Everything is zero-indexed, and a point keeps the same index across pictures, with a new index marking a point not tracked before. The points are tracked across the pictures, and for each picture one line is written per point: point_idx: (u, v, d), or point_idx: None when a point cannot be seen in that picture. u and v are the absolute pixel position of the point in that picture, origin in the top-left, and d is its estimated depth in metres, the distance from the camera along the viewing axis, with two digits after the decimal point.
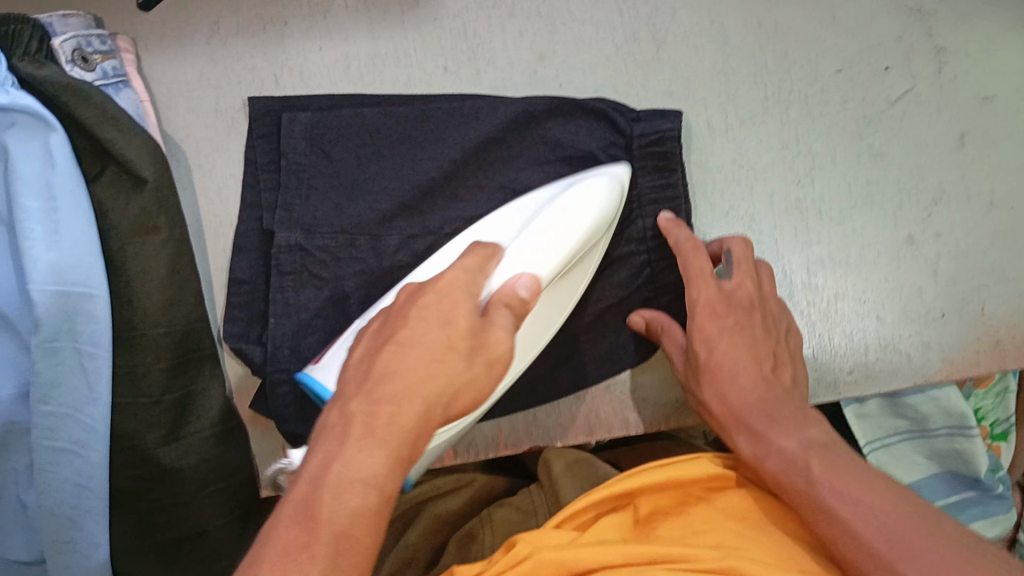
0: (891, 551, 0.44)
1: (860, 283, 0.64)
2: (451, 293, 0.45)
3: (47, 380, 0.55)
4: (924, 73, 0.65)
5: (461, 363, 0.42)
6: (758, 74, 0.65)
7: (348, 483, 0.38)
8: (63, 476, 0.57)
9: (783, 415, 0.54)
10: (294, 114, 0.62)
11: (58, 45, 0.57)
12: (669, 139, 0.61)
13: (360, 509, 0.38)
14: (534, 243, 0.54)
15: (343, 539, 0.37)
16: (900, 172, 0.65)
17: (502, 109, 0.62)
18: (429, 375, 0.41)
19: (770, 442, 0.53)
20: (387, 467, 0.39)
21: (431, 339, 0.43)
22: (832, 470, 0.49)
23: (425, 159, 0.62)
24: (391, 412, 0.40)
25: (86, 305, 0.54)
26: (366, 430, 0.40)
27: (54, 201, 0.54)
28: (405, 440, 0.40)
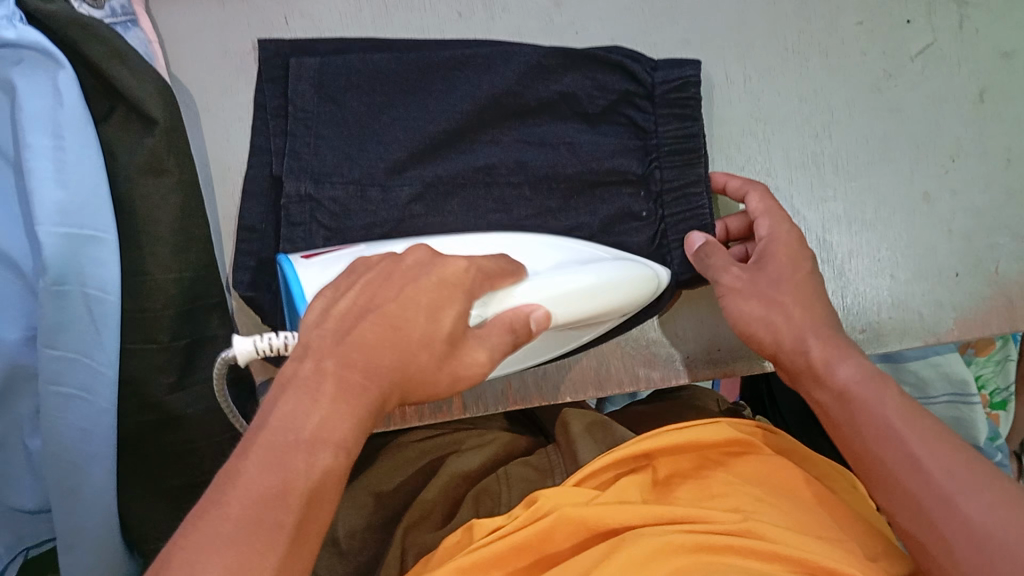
0: (949, 482, 0.45)
1: (875, 240, 0.64)
2: (447, 288, 0.45)
3: (54, 324, 0.53)
4: (944, 27, 0.64)
5: (429, 368, 0.43)
6: (778, 25, 0.64)
7: (320, 444, 0.38)
8: (69, 421, 0.55)
9: (842, 336, 0.54)
10: (302, 60, 0.60)
11: None
12: (693, 85, 0.60)
13: (331, 469, 0.39)
14: (569, 282, 0.53)
15: (314, 499, 0.38)
16: (918, 127, 0.64)
17: (515, 63, 0.61)
18: (404, 364, 0.42)
19: (848, 353, 0.52)
20: (353, 435, 0.40)
21: (413, 328, 0.43)
22: (904, 404, 0.49)
23: (438, 105, 0.61)
24: (361, 383, 0.41)
25: (94, 248, 0.53)
26: (341, 391, 0.40)
27: (63, 139, 0.53)
28: (365, 411, 0.41)
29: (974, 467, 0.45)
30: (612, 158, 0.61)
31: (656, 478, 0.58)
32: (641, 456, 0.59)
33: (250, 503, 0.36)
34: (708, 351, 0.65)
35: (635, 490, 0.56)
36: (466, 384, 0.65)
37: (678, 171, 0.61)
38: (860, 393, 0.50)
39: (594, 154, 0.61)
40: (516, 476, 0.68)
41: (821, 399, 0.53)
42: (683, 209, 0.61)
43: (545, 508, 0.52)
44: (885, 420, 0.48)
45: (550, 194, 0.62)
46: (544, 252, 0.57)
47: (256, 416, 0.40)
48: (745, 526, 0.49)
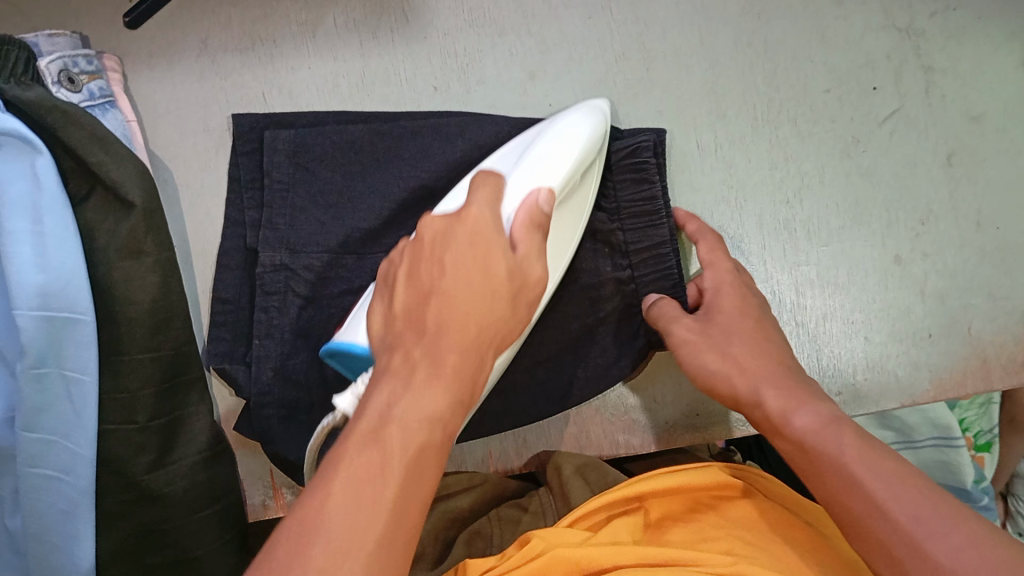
0: (918, 530, 0.44)
1: (850, 303, 0.65)
2: (478, 238, 0.47)
3: (33, 407, 0.54)
4: (913, 92, 0.66)
5: (503, 308, 0.46)
6: (747, 94, 0.66)
7: (416, 420, 0.39)
8: (49, 501, 0.55)
9: (793, 389, 0.54)
10: (277, 131, 0.61)
11: (45, 66, 0.57)
12: (643, 149, 0.61)
13: (426, 443, 0.39)
14: (533, 162, 0.54)
15: (412, 465, 0.38)
16: (889, 190, 0.66)
17: (482, 132, 0.62)
18: (483, 324, 0.45)
19: (801, 405, 0.53)
20: (449, 407, 0.41)
21: (477, 283, 0.45)
22: (868, 449, 0.48)
23: (409, 168, 0.62)
24: (457, 360, 0.43)
25: (73, 329, 0.54)
26: (432, 371, 0.41)
27: (42, 222, 0.53)
28: (465, 382, 0.43)
29: (919, 492, 0.45)
30: None
31: (648, 521, 0.58)
32: (634, 498, 0.59)
33: (346, 497, 0.36)
34: (688, 416, 0.66)
35: (626, 532, 0.56)
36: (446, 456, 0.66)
37: (641, 234, 0.61)
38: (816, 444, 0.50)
39: None
40: (508, 518, 0.68)
41: (785, 448, 0.52)
42: (653, 267, 0.61)
43: (539, 548, 0.52)
44: (840, 456, 0.48)
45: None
46: (508, 156, 0.57)
47: (355, 409, 0.41)
48: (737, 569, 0.49)
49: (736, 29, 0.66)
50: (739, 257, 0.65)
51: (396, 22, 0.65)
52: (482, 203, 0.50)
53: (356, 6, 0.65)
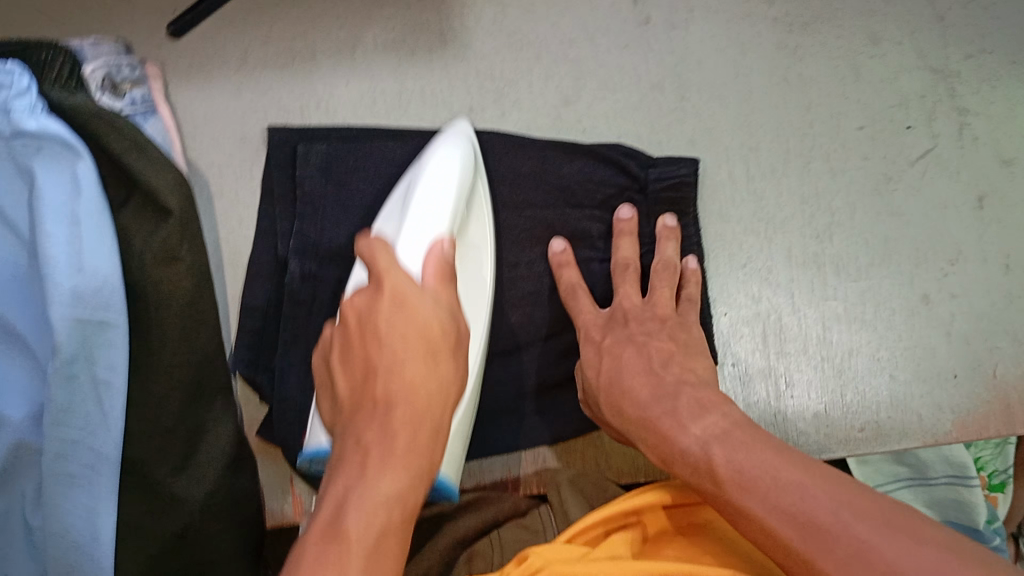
0: (805, 541, 0.41)
1: (875, 339, 0.64)
2: (407, 302, 0.46)
3: (61, 407, 0.54)
4: (945, 134, 0.67)
5: (444, 367, 0.46)
6: (780, 128, 0.66)
7: (374, 506, 0.40)
8: (69, 508, 0.55)
9: (680, 407, 0.51)
10: (310, 145, 0.63)
11: (89, 72, 0.59)
12: (685, 185, 0.64)
13: (386, 528, 0.40)
14: (417, 215, 0.54)
15: (373, 554, 0.39)
16: (918, 229, 0.66)
17: (523, 153, 0.64)
18: (423, 390, 0.44)
19: (672, 440, 0.50)
20: (408, 486, 0.42)
21: (410, 344, 0.45)
22: (735, 462, 0.46)
23: None
24: (408, 437, 0.43)
25: (105, 333, 0.54)
26: (386, 457, 0.42)
27: (79, 226, 0.54)
28: (423, 457, 0.43)
29: (831, 484, 0.42)
30: (583, 239, 0.64)
31: (646, 535, 0.53)
32: (632, 513, 0.53)
33: None
34: None
35: (625, 547, 0.51)
36: None
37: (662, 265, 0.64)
38: (720, 462, 0.46)
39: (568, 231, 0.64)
40: (510, 541, 0.58)
41: (684, 474, 0.48)
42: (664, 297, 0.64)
43: (537, 564, 0.48)
44: (745, 467, 0.45)
45: (545, 277, 0.64)
46: (396, 208, 0.57)
47: (316, 504, 0.42)
48: None
49: (770, 64, 0.67)
50: (768, 288, 0.65)
51: (436, 44, 0.66)
52: (392, 266, 0.48)
53: (395, 27, 0.66)
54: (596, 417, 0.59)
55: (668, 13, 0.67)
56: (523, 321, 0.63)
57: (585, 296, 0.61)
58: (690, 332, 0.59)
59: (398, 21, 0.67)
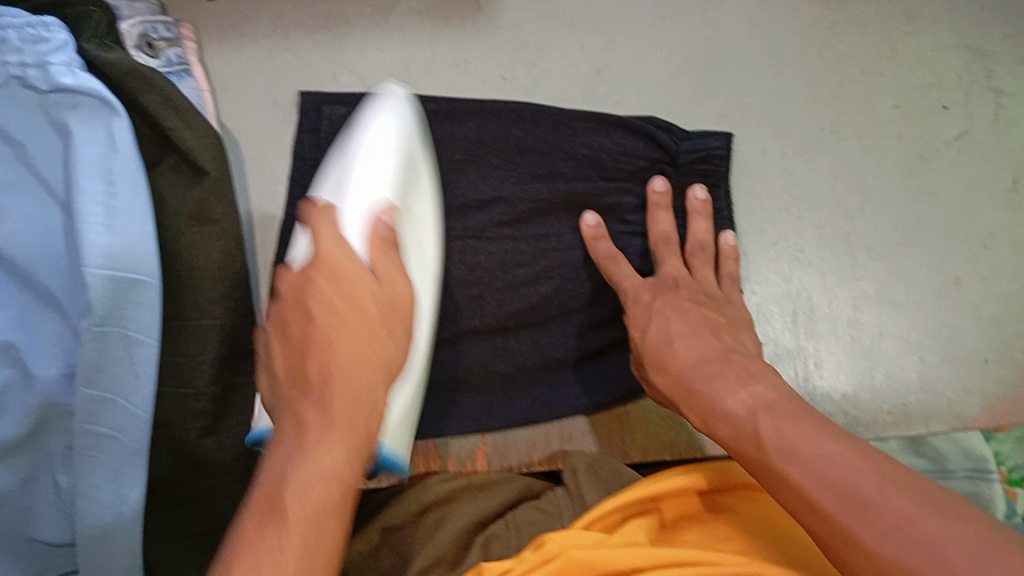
0: (846, 513, 0.39)
1: (905, 321, 0.64)
2: (342, 278, 0.42)
3: (92, 366, 0.54)
4: (981, 114, 0.66)
5: (381, 334, 0.42)
6: (814, 104, 0.66)
7: (315, 477, 0.38)
8: (103, 463, 0.55)
9: (722, 373, 0.51)
10: (333, 109, 0.62)
11: (126, 29, 0.59)
12: (716, 157, 0.63)
13: (325, 501, 0.37)
14: (363, 176, 0.53)
15: (311, 531, 0.37)
16: (951, 210, 0.65)
17: (553, 122, 0.63)
18: (364, 360, 0.41)
19: (718, 405, 0.49)
20: (348, 458, 0.39)
21: (349, 319, 0.41)
22: (779, 426, 0.45)
23: (470, 158, 0.63)
24: (347, 403, 0.40)
25: (136, 292, 0.54)
26: (330, 425, 0.39)
27: (114, 185, 0.54)
28: (363, 423, 0.40)
29: (868, 460, 0.41)
30: (615, 209, 0.64)
31: (663, 521, 0.53)
32: (650, 499, 0.53)
33: (243, 549, 0.36)
34: None
35: (643, 532, 0.50)
36: (490, 438, 0.64)
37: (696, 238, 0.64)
38: (765, 427, 0.45)
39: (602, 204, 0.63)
40: (522, 522, 0.57)
41: (727, 437, 0.48)
42: None
43: (557, 549, 0.47)
44: (790, 439, 0.43)
45: (573, 247, 0.63)
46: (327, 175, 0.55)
47: (252, 486, 0.39)
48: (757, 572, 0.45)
49: (805, 40, 0.66)
50: (797, 267, 0.64)
51: (469, 13, 0.66)
52: (333, 235, 0.44)
53: None
54: (643, 378, 0.58)
55: None
56: (551, 292, 0.63)
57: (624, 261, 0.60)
58: (734, 308, 0.59)
59: None
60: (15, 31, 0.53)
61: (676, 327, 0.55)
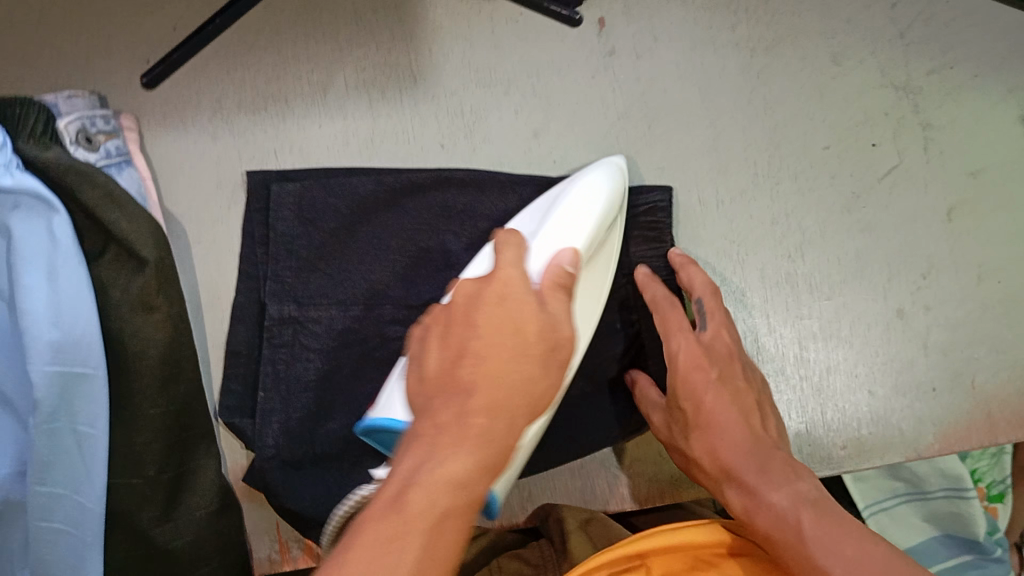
0: None
1: (853, 356, 0.65)
2: (502, 298, 0.44)
3: (43, 462, 0.54)
4: (912, 148, 0.68)
5: (538, 370, 0.42)
6: (749, 149, 0.67)
7: (441, 483, 0.37)
8: (58, 555, 0.55)
9: (772, 466, 0.53)
10: (283, 186, 0.63)
11: (63, 127, 0.59)
12: (660, 210, 0.65)
13: (452, 509, 0.37)
14: (564, 219, 0.56)
15: (434, 532, 0.36)
16: (889, 244, 0.66)
17: (489, 187, 0.65)
18: (511, 378, 0.41)
19: (761, 496, 0.52)
20: (477, 471, 0.38)
21: (510, 340, 0.42)
22: (825, 528, 0.48)
23: (414, 223, 0.64)
24: (483, 423, 0.39)
25: (83, 385, 0.55)
26: (479, 440, 0.39)
27: (56, 280, 0.55)
28: (497, 446, 0.39)
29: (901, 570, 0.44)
30: None
31: None
32: (636, 556, 0.53)
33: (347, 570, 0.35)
34: None
35: None
36: None
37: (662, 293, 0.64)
38: (805, 526, 0.48)
39: None
40: (510, 572, 0.61)
41: (763, 529, 0.51)
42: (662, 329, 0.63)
43: None
44: (834, 548, 0.46)
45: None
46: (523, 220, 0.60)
47: (382, 480, 0.39)
48: None
49: (736, 88, 0.68)
50: (741, 311, 0.65)
51: (406, 84, 0.68)
52: (512, 264, 0.46)
53: (365, 68, 0.68)
54: (671, 445, 0.59)
55: (633, 43, 0.69)
56: None
57: (672, 312, 0.59)
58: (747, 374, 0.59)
59: (369, 62, 0.68)
60: None
61: (715, 407, 0.57)
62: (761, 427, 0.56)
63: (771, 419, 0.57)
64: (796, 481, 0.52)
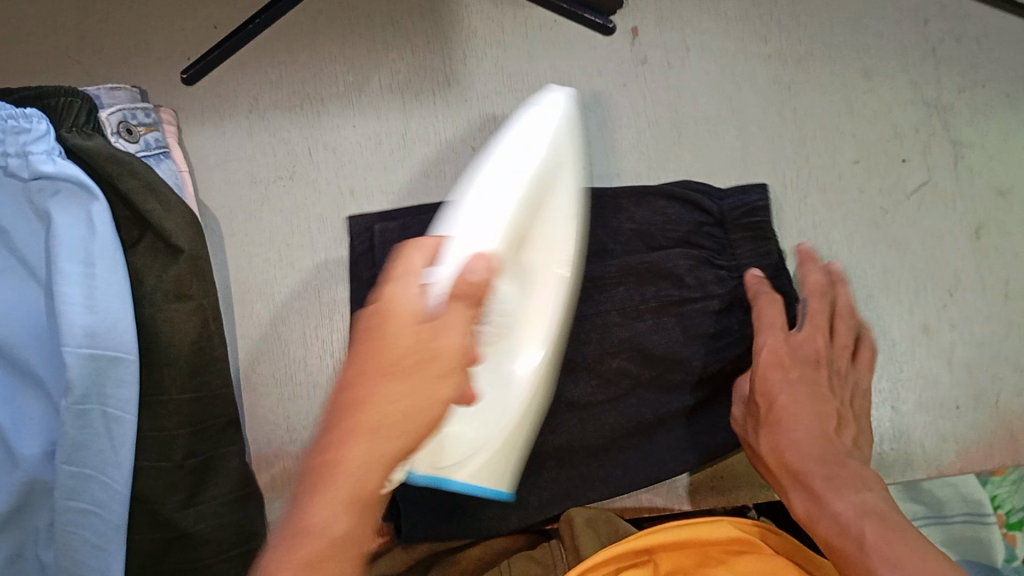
0: None
1: (877, 371, 0.65)
2: (409, 264, 0.41)
3: (74, 443, 0.55)
4: (940, 165, 0.68)
5: (442, 321, 0.38)
6: (777, 160, 0.68)
7: (331, 465, 0.34)
8: (83, 537, 0.56)
9: (840, 474, 0.51)
10: (379, 226, 0.63)
11: (105, 117, 0.60)
12: (759, 211, 0.63)
13: (361, 487, 0.34)
14: (491, 212, 0.47)
15: (354, 492, 0.34)
16: (916, 260, 0.66)
17: (639, 203, 0.65)
18: (411, 332, 0.36)
19: (826, 503, 0.51)
20: (380, 447, 0.34)
21: (421, 300, 0.38)
22: (886, 537, 0.47)
23: (576, 239, 0.64)
24: (375, 374, 0.35)
25: (116, 370, 0.56)
26: (390, 414, 0.35)
27: (93, 266, 0.56)
28: (416, 417, 0.35)
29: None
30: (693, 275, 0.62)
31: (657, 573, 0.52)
32: (644, 551, 0.53)
33: (266, 573, 0.33)
34: (713, 478, 0.64)
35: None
36: None
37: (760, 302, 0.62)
38: (867, 536, 0.47)
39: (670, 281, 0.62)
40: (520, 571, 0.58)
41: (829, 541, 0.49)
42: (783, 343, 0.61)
43: None
44: (889, 560, 0.46)
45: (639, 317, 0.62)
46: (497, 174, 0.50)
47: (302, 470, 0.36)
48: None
49: (766, 100, 0.69)
50: None
51: (439, 86, 0.69)
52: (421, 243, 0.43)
53: (399, 70, 0.69)
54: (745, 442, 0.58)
55: (664, 53, 0.69)
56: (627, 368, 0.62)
57: (772, 309, 0.58)
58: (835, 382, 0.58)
59: (403, 65, 0.69)
60: None
61: (795, 406, 0.55)
62: (834, 433, 0.55)
63: (849, 429, 0.56)
64: (869, 493, 0.50)
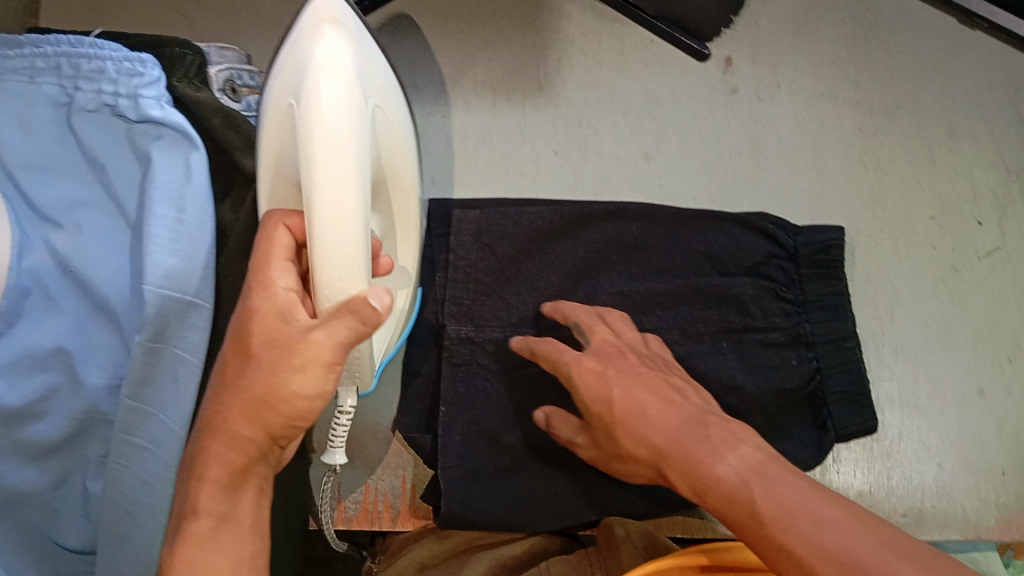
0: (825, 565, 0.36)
1: (926, 426, 0.65)
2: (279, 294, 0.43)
3: (137, 378, 0.53)
4: (1013, 233, 0.69)
5: (290, 339, 0.43)
6: (853, 205, 0.68)
7: (214, 457, 0.44)
8: (131, 473, 0.53)
9: (711, 434, 0.45)
10: (465, 213, 0.64)
11: (214, 73, 0.62)
12: (833, 248, 0.65)
13: (228, 473, 0.44)
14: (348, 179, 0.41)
15: (213, 470, 0.44)
16: (977, 322, 0.67)
17: (708, 226, 0.66)
18: (269, 350, 0.43)
19: (707, 466, 0.43)
20: (245, 451, 0.44)
21: (264, 332, 0.43)
22: (776, 487, 0.40)
23: (639, 254, 0.65)
24: (261, 395, 0.43)
25: (190, 313, 0.55)
26: (246, 430, 0.44)
27: (183, 211, 0.55)
28: (263, 426, 0.44)
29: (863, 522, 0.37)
30: (757, 302, 0.63)
31: None
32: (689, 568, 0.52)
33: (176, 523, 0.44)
34: None
35: None
36: None
37: (825, 327, 0.63)
38: (617, 397, 0.50)
39: (721, 296, 0.63)
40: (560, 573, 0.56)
41: (586, 400, 0.51)
42: (840, 364, 0.63)
43: None
44: (640, 407, 0.49)
45: (698, 338, 0.62)
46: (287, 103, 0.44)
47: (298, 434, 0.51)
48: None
49: (848, 145, 0.70)
50: None
51: (530, 90, 0.70)
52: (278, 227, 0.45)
53: (494, 68, 0.71)
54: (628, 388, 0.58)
55: (754, 85, 0.71)
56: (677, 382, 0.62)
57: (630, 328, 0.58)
58: None
59: (498, 64, 0.71)
60: (112, 64, 0.55)
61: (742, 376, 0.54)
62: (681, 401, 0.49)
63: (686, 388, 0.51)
64: (669, 397, 0.49)
